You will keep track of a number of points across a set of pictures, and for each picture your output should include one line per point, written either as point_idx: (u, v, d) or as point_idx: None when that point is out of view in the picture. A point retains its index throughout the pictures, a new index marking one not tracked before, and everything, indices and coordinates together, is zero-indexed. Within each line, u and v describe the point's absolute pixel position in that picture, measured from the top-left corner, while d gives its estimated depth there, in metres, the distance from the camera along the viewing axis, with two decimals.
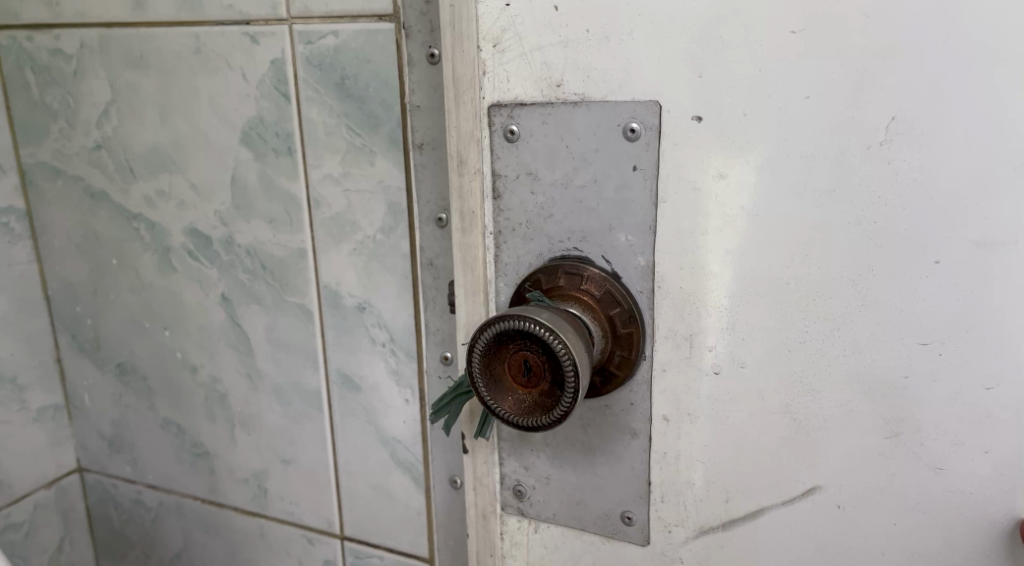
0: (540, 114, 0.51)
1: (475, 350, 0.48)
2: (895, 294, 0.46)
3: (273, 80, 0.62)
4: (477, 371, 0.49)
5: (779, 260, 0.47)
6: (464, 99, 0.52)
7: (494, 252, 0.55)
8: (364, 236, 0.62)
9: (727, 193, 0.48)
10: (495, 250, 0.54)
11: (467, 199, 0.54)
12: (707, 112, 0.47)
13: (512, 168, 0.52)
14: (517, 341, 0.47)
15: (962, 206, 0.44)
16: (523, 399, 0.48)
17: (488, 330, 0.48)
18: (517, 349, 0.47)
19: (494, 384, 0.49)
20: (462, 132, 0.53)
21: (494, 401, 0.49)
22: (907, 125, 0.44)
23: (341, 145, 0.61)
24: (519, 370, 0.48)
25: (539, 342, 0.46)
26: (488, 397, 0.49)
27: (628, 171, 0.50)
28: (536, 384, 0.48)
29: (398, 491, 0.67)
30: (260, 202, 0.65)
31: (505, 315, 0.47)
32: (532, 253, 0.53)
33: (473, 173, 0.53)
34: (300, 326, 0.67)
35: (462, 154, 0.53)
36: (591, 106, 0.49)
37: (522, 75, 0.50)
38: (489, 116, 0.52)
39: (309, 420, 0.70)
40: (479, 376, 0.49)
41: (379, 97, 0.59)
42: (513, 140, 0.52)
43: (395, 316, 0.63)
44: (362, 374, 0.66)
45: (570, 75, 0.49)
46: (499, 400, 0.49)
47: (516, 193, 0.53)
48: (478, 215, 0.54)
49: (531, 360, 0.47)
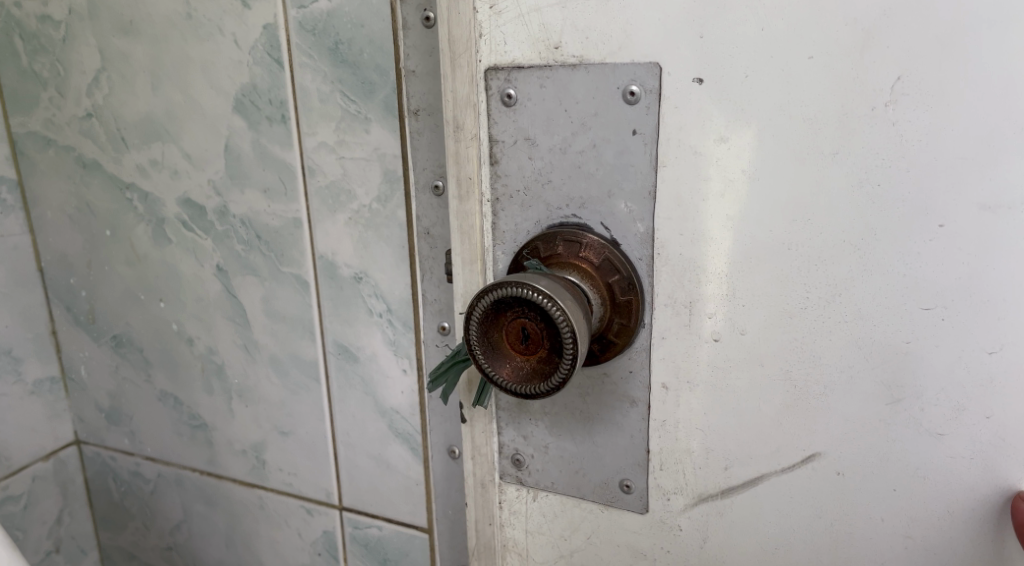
0: (538, 78, 0.50)
1: (472, 317, 0.48)
2: (898, 259, 0.45)
3: (266, 46, 0.61)
4: (474, 339, 0.48)
5: (780, 226, 0.47)
6: (460, 62, 0.51)
7: (492, 220, 0.54)
8: (360, 205, 0.62)
9: (728, 157, 0.47)
10: (492, 218, 0.54)
11: (464, 166, 0.53)
12: (708, 74, 0.46)
13: (509, 134, 0.52)
14: (515, 308, 0.47)
15: (967, 168, 0.43)
16: (522, 367, 0.48)
17: (486, 297, 0.47)
18: (515, 317, 0.47)
19: (493, 352, 0.48)
20: (459, 97, 0.52)
21: (492, 369, 0.48)
22: (912, 86, 0.43)
23: (335, 113, 0.60)
24: (517, 338, 0.47)
25: (537, 310, 0.46)
26: (487, 366, 0.48)
27: (628, 135, 0.49)
28: (535, 352, 0.47)
29: (397, 461, 0.67)
30: (255, 171, 0.65)
31: (503, 283, 0.47)
32: (530, 221, 0.53)
33: (470, 139, 0.52)
34: (296, 297, 0.67)
35: (459, 120, 0.52)
36: (590, 68, 0.49)
37: (519, 37, 0.50)
38: (486, 80, 0.51)
39: (307, 391, 0.69)
40: (477, 344, 0.48)
41: (373, 62, 0.58)
42: (510, 104, 0.51)
43: (392, 286, 0.63)
44: (360, 345, 0.66)
45: (569, 37, 0.48)
46: (497, 368, 0.48)
47: (514, 158, 0.52)
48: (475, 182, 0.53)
49: (530, 328, 0.47)
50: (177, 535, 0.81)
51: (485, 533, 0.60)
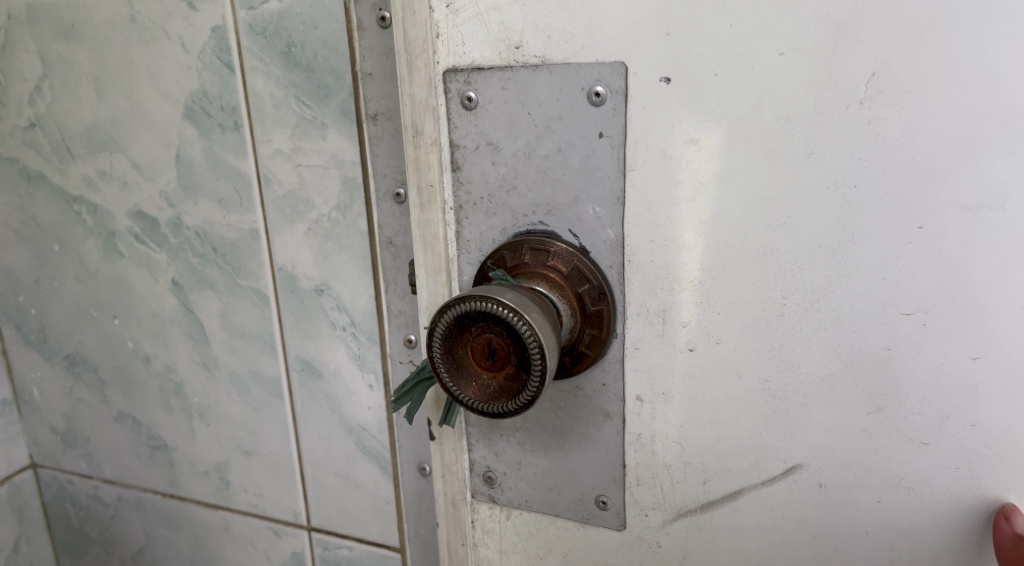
0: (499, 79, 0.47)
1: (435, 333, 0.45)
2: (876, 262, 0.43)
3: (215, 50, 0.58)
4: (437, 356, 0.46)
5: (755, 230, 0.45)
6: (417, 64, 0.49)
7: (456, 230, 0.51)
8: (319, 215, 0.59)
9: (698, 159, 0.45)
10: (457, 226, 0.51)
11: (425, 173, 0.50)
12: (676, 73, 0.44)
13: (471, 138, 0.49)
14: (480, 323, 0.44)
15: (948, 166, 0.41)
16: (488, 384, 0.45)
17: (448, 312, 0.45)
18: (480, 332, 0.44)
19: (458, 370, 0.46)
20: (417, 101, 0.49)
21: (458, 388, 0.46)
22: (888, 81, 0.41)
23: (290, 118, 0.57)
24: (482, 354, 0.45)
25: (502, 324, 0.44)
26: (452, 384, 0.46)
27: (594, 138, 0.47)
28: (502, 368, 0.45)
29: (366, 479, 0.65)
30: (208, 181, 0.62)
31: (466, 296, 0.44)
32: (496, 229, 0.50)
33: (430, 144, 0.50)
34: (256, 311, 0.64)
35: (418, 125, 0.50)
36: (553, 69, 0.46)
37: (478, 37, 0.47)
38: (445, 83, 0.49)
39: (271, 407, 0.67)
40: (441, 362, 0.46)
41: (328, 65, 0.55)
42: (471, 107, 0.49)
43: (355, 298, 0.60)
44: (323, 360, 0.63)
45: (530, 36, 0.46)
46: (463, 386, 0.46)
47: (477, 164, 0.50)
48: (438, 190, 0.51)
49: (495, 343, 0.44)
50: (141, 559, 0.78)
51: (458, 554, 0.57)
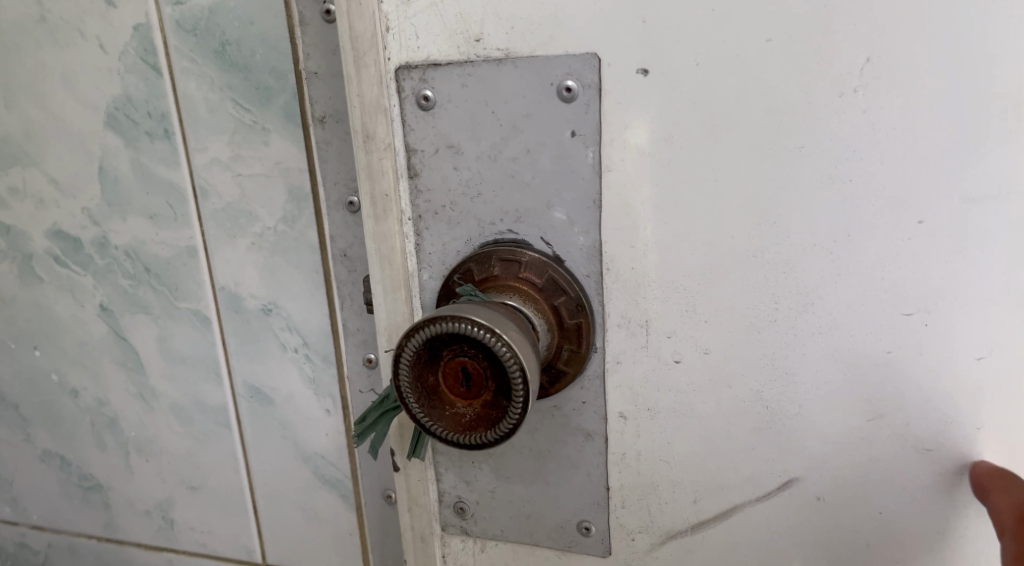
0: (458, 75, 0.43)
1: (402, 359, 0.41)
2: (874, 260, 0.41)
3: (139, 51, 0.52)
4: (405, 385, 0.41)
5: (744, 231, 0.42)
6: (366, 61, 0.44)
7: (415, 243, 0.47)
8: (264, 228, 0.54)
9: (680, 156, 0.41)
10: (416, 239, 0.47)
11: (378, 181, 0.46)
12: (654, 64, 0.41)
13: (429, 141, 0.45)
14: (452, 346, 0.40)
15: (948, 157, 0.39)
16: (464, 413, 0.41)
17: (416, 335, 0.40)
18: (452, 356, 0.40)
19: (429, 399, 0.42)
20: (366, 101, 0.44)
21: (429, 419, 0.42)
22: (882, 67, 0.38)
23: (226, 124, 0.52)
24: (456, 380, 0.41)
25: (478, 345, 0.40)
26: (422, 415, 0.42)
27: (566, 137, 0.43)
28: (478, 394, 0.41)
29: (326, 509, 0.60)
30: (137, 195, 0.56)
31: (436, 317, 0.40)
32: (460, 239, 0.46)
33: (383, 149, 0.45)
34: (197, 335, 0.59)
35: (369, 128, 0.45)
36: (518, 62, 0.43)
37: (433, 29, 0.43)
38: (398, 81, 0.44)
39: (217, 438, 0.61)
40: (410, 391, 0.41)
41: (267, 64, 0.50)
42: (428, 107, 0.44)
43: (306, 317, 0.55)
44: (274, 385, 0.58)
45: (491, 27, 0.42)
46: (435, 417, 0.42)
47: (436, 169, 0.45)
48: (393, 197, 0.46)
49: (470, 367, 0.40)
50: None
51: None
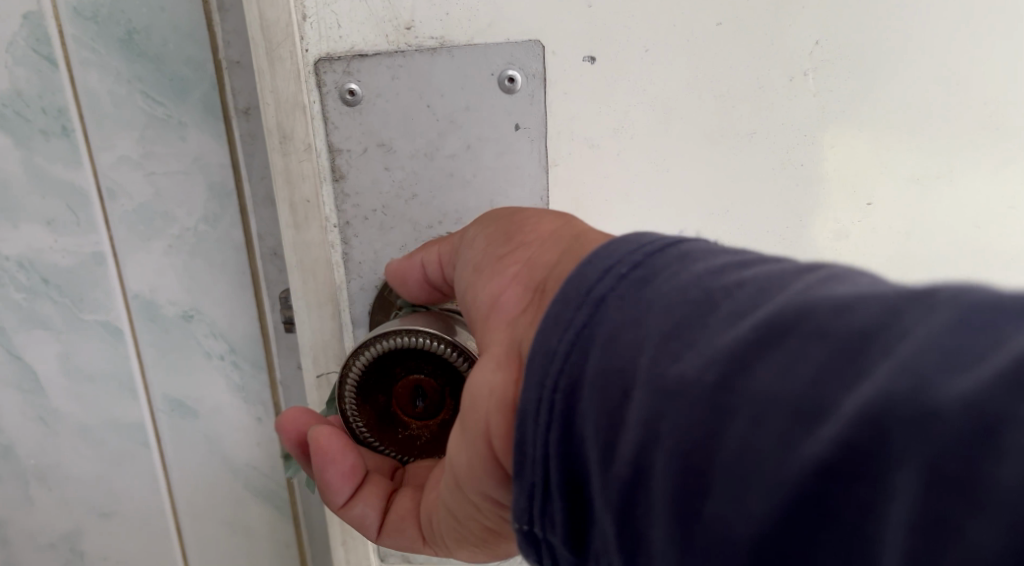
0: (387, 67, 0.41)
1: (349, 381, 0.38)
2: (828, 242, 0.43)
3: (29, 40, 0.48)
4: (353, 409, 0.38)
5: (701, 221, 0.43)
6: (280, 52, 0.40)
7: (343, 253, 0.43)
8: (182, 229, 0.51)
9: (634, 146, 0.42)
10: (344, 248, 0.43)
11: (299, 188, 0.42)
12: (601, 51, 0.40)
13: (356, 140, 0.42)
14: (407, 364, 0.38)
15: (894, 138, 0.41)
16: (419, 435, 0.39)
17: (366, 354, 0.38)
18: (407, 374, 0.38)
19: (380, 423, 0.39)
20: (282, 98, 0.40)
21: (381, 443, 0.39)
22: (831, 51, 0.40)
23: (137, 119, 0.49)
24: (410, 400, 0.39)
25: (435, 360, 0.38)
26: (373, 440, 0.39)
27: (510, 131, 0.42)
28: (435, 414, 0.39)
29: (260, 521, 0.58)
30: (31, 200, 0.51)
31: (388, 333, 0.38)
32: (394, 246, 0.43)
33: (303, 150, 0.41)
34: (107, 348, 0.55)
35: (285, 126, 0.41)
36: (454, 51, 0.41)
37: (357, 17, 0.40)
38: (318, 74, 0.41)
39: (134, 457, 0.57)
40: (360, 415, 0.39)
41: (182, 54, 0.47)
42: (354, 102, 0.41)
43: (233, 322, 0.52)
44: (198, 396, 0.55)
45: (423, 15, 0.40)
46: (388, 441, 0.39)
47: (365, 170, 0.42)
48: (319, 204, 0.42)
49: (426, 385, 0.38)
50: None
51: None
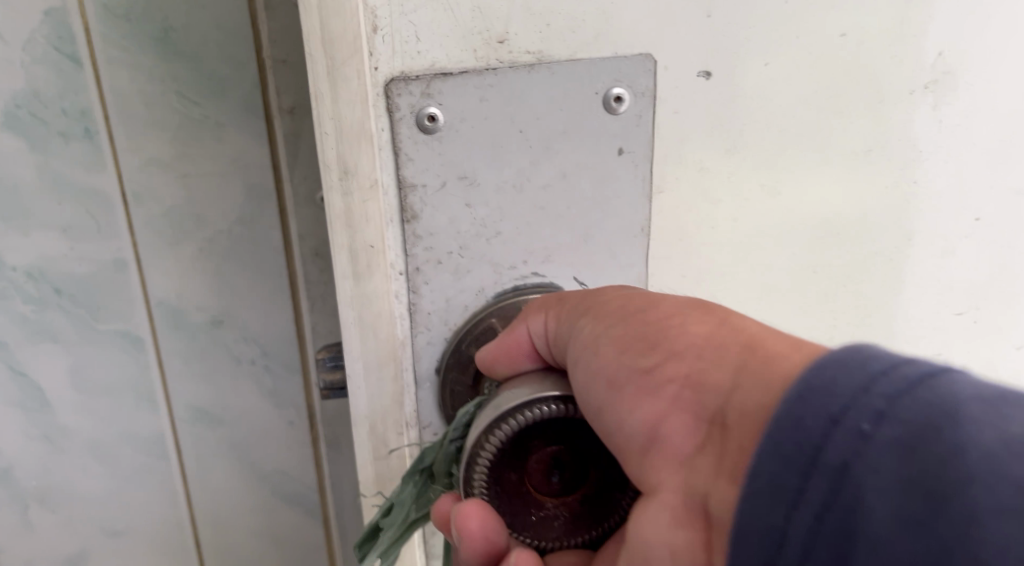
0: (474, 86, 0.34)
1: (477, 465, 0.33)
2: (937, 265, 0.41)
3: (50, 39, 0.46)
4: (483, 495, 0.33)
5: (805, 249, 0.40)
6: (348, 65, 0.33)
7: (410, 305, 0.37)
8: (215, 232, 0.49)
9: (741, 168, 0.38)
10: (411, 299, 0.37)
11: (363, 232, 0.35)
12: (716, 65, 0.36)
13: (433, 173, 0.35)
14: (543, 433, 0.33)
15: (1003, 151, 0.40)
16: (557, 516, 0.34)
17: (494, 433, 0.32)
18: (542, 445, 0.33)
19: (513, 507, 0.33)
20: (346, 125, 0.34)
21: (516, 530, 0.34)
22: (952, 61, 0.38)
23: (169, 120, 0.47)
24: (544, 473, 0.33)
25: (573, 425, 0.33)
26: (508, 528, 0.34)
27: (611, 155, 0.36)
28: (576, 488, 0.33)
29: (287, 527, 0.57)
30: (46, 206, 0.49)
31: (522, 405, 0.32)
32: (468, 290, 0.37)
33: (367, 187, 0.35)
34: (125, 359, 0.52)
35: (346, 158, 0.34)
36: (553, 67, 0.35)
37: (438, 22, 0.33)
38: (389, 95, 0.34)
39: (151, 470, 0.56)
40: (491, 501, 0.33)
41: (223, 52, 0.46)
42: (433, 130, 0.35)
43: (266, 326, 0.51)
44: (224, 404, 0.53)
45: (518, 24, 0.34)
46: (522, 524, 0.34)
47: (442, 207, 0.36)
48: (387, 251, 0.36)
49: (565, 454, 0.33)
50: None
51: None
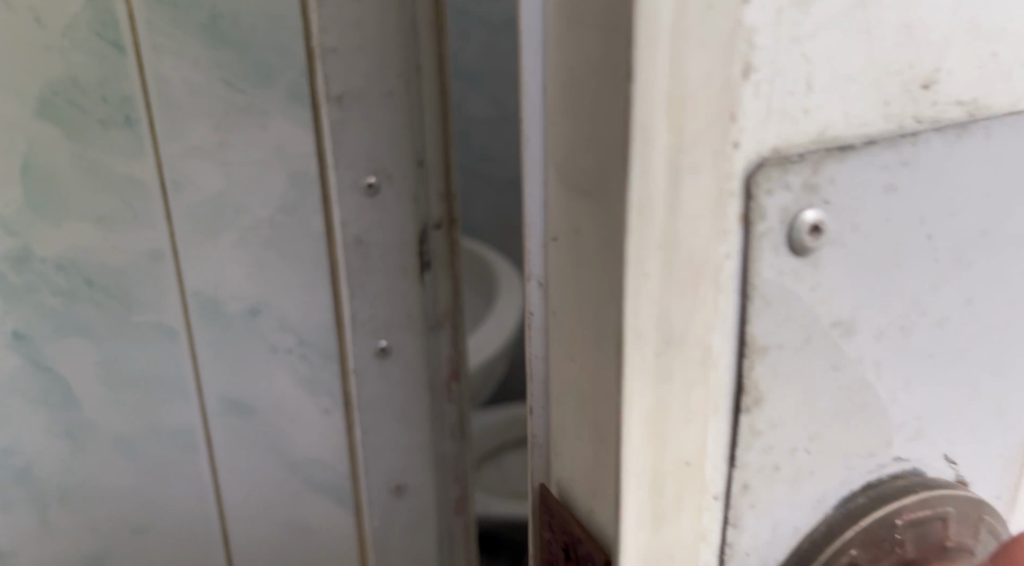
0: (859, 188, 0.25)
1: None
2: None
3: (92, 24, 0.45)
4: None
5: None
6: (702, 167, 0.22)
7: (726, 520, 0.26)
8: (256, 220, 0.50)
9: None
10: (727, 495, 0.26)
11: (686, 405, 0.24)
12: None
13: (784, 324, 0.25)
14: None
15: None
16: None
17: None
18: None
19: None
20: (698, 255, 0.23)
21: None
22: None
23: (213, 107, 0.47)
24: None
25: None
26: None
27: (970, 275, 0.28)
28: None
29: (318, 517, 0.57)
30: (81, 195, 0.48)
31: None
32: (790, 481, 0.27)
33: (704, 349, 0.24)
34: (158, 351, 0.52)
35: (681, 317, 0.23)
36: (937, 143, 0.26)
37: (824, 103, 0.24)
38: (755, 208, 0.23)
39: (177, 466, 0.55)
40: None
41: (272, 40, 0.46)
42: (804, 250, 0.24)
43: (304, 314, 0.52)
44: (258, 394, 0.53)
45: (907, 98, 0.25)
46: None
47: (782, 371, 0.25)
48: (633, 407, 0.23)
49: None
50: None
51: None
